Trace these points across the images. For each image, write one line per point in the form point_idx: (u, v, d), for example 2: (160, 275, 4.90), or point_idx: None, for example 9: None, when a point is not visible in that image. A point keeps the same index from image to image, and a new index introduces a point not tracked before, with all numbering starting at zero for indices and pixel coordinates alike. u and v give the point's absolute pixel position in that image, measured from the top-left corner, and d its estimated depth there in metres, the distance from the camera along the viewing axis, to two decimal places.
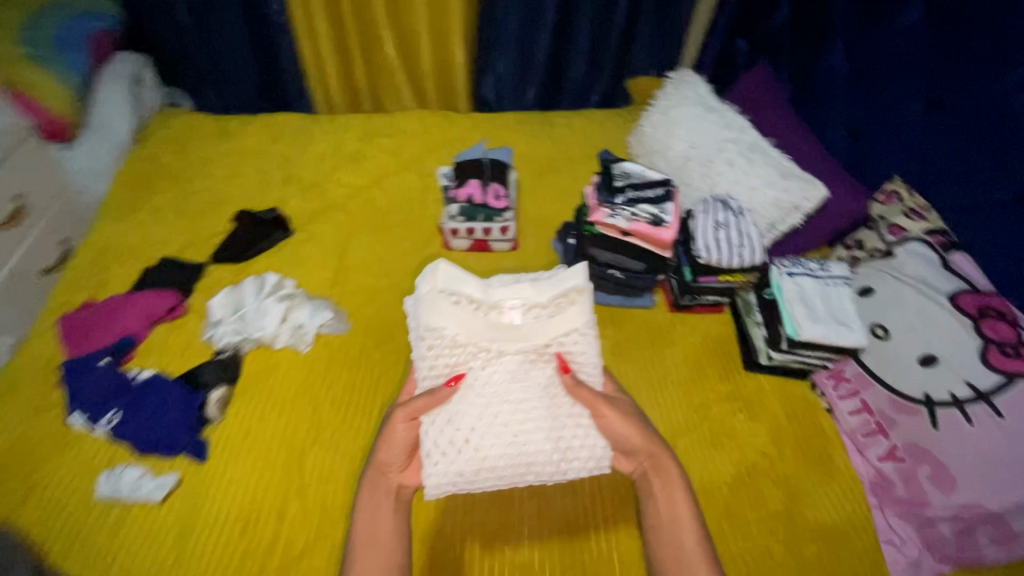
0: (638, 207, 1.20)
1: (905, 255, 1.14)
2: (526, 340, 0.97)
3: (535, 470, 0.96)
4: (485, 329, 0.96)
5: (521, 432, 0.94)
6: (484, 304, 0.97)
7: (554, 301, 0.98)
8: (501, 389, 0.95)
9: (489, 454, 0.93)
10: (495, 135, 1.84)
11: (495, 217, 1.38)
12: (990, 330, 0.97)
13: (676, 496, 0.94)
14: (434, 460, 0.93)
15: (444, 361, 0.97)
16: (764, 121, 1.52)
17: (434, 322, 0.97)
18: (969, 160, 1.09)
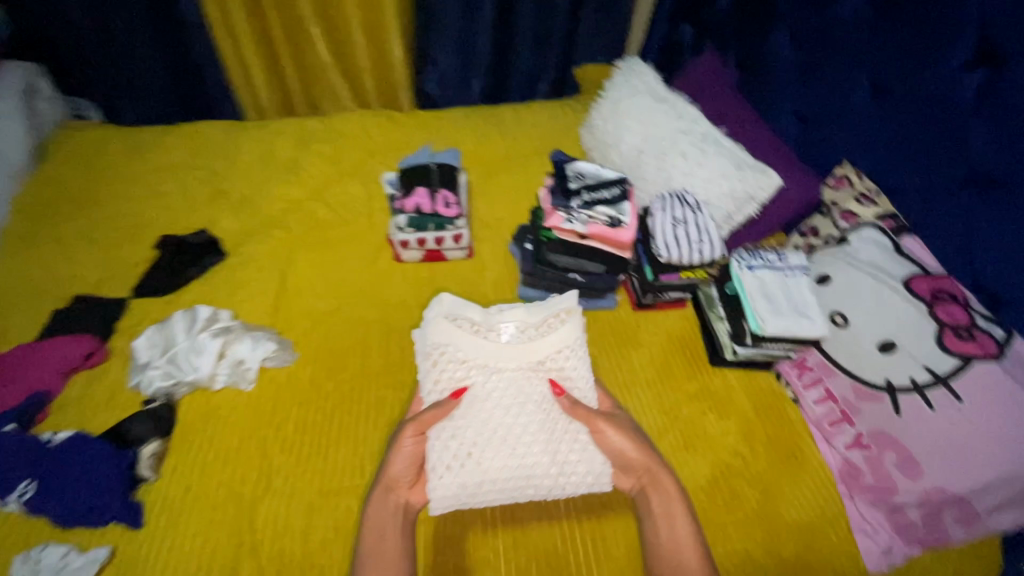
0: (594, 209, 1.14)
1: (859, 241, 1.15)
2: (523, 356, 0.99)
3: (534, 485, 0.94)
4: (484, 347, 0.98)
5: (519, 445, 0.93)
6: (483, 325, 1.02)
7: (549, 319, 1.03)
8: (500, 404, 0.95)
9: (490, 467, 0.92)
10: (441, 135, 1.75)
11: (447, 225, 1.29)
12: (945, 314, 0.98)
13: (676, 511, 0.92)
14: (440, 475, 0.92)
15: (443, 377, 0.98)
16: (716, 110, 1.50)
17: (434, 342, 1.00)
18: (915, 144, 1.10)
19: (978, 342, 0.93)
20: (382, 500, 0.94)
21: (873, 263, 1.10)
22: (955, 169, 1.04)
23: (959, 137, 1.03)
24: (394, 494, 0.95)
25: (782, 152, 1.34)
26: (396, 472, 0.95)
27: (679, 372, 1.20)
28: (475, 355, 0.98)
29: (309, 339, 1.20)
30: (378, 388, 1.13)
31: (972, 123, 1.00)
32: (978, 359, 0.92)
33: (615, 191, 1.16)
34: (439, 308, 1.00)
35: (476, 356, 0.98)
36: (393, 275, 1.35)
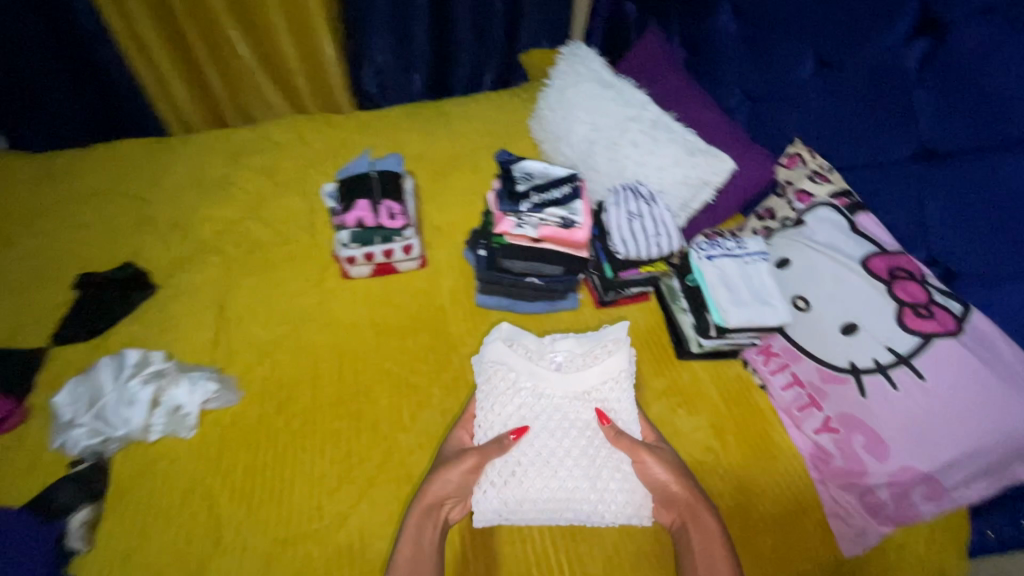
0: (545, 211, 1.06)
1: (815, 221, 1.12)
2: (569, 384, 1.04)
3: (572, 509, 0.95)
4: (533, 372, 1.04)
5: (560, 468, 0.96)
6: (536, 351, 1.07)
7: (598, 349, 1.07)
8: (546, 429, 0.99)
9: (531, 486, 0.95)
10: (385, 136, 1.66)
11: (394, 237, 1.22)
12: (902, 291, 0.97)
13: (713, 539, 0.89)
14: (484, 489, 0.95)
15: (493, 398, 1.02)
16: (664, 93, 1.46)
17: (487, 364, 1.05)
18: (862, 117, 1.08)
19: (937, 318, 0.93)
20: (423, 517, 0.91)
21: (830, 244, 1.08)
22: (904, 143, 1.02)
23: (904, 110, 1.01)
24: (440, 508, 0.93)
25: (737, 132, 1.31)
26: (437, 486, 0.92)
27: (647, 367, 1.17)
28: (525, 378, 1.03)
29: (253, 372, 1.11)
30: (330, 419, 1.06)
31: (917, 95, 0.99)
32: (938, 336, 0.91)
33: (566, 189, 1.09)
34: (496, 332, 1.06)
35: (525, 381, 1.03)
36: (341, 293, 1.27)
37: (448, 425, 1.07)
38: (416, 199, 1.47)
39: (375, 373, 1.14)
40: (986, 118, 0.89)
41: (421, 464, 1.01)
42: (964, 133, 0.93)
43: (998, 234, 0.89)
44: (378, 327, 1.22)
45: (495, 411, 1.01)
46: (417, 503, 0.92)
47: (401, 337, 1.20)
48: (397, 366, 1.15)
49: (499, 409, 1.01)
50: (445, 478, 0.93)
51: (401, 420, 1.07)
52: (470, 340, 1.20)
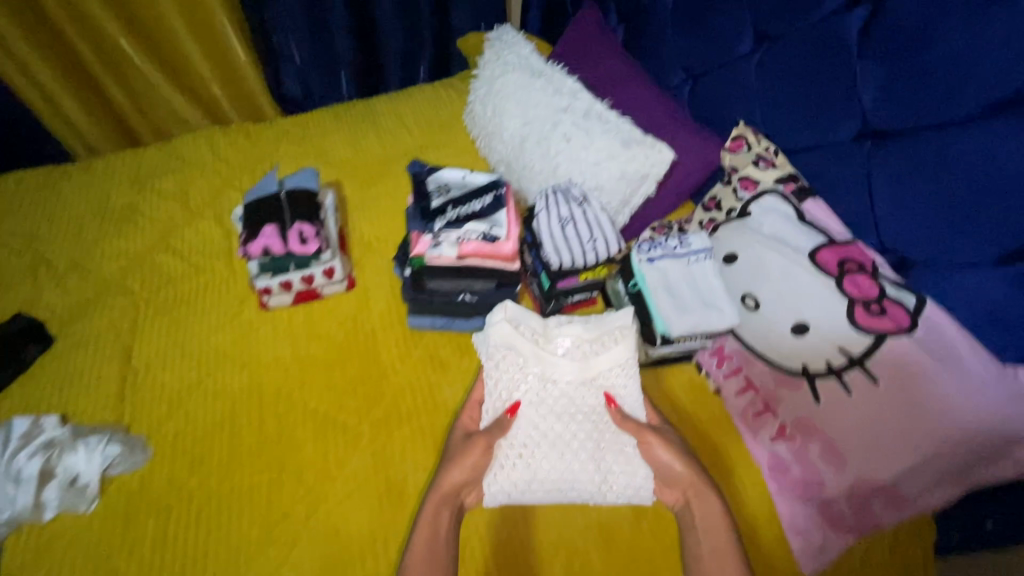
0: (464, 228, 0.96)
1: (760, 211, 1.03)
2: (576, 370, 1.00)
3: (576, 489, 0.94)
4: (541, 358, 1.00)
5: (567, 449, 0.95)
6: (543, 335, 1.03)
7: (606, 334, 1.02)
8: (551, 413, 0.98)
9: (539, 467, 0.94)
10: (310, 144, 1.54)
11: (312, 262, 1.12)
12: (853, 286, 0.89)
13: (719, 511, 0.86)
14: (496, 471, 0.94)
15: (500, 380, 1.00)
16: (597, 78, 1.35)
17: (493, 348, 1.01)
18: (804, 95, 0.99)
19: (890, 316, 0.85)
20: (442, 503, 0.89)
21: (778, 236, 0.99)
22: (848, 123, 0.92)
23: (847, 85, 0.90)
24: (456, 495, 0.91)
25: (679, 114, 1.22)
26: (452, 474, 0.90)
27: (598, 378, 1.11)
28: (533, 363, 1.00)
29: (166, 429, 1.02)
30: (248, 472, 0.98)
31: (859, 66, 0.88)
32: (891, 335, 0.84)
33: (489, 199, 0.99)
34: (502, 314, 1.00)
35: (533, 366, 1.00)
36: (262, 328, 1.16)
37: (378, 468, 0.98)
38: (343, 213, 1.36)
39: (297, 415, 1.05)
40: (934, 90, 0.78)
41: (348, 514, 0.93)
42: (910, 110, 0.82)
43: (953, 219, 0.80)
44: (303, 362, 1.12)
45: (503, 397, 0.99)
46: (433, 494, 0.89)
47: (327, 371, 1.11)
48: (322, 405, 1.06)
49: (506, 393, 0.99)
50: (459, 465, 0.91)
51: (327, 467, 0.98)
52: (402, 368, 1.11)
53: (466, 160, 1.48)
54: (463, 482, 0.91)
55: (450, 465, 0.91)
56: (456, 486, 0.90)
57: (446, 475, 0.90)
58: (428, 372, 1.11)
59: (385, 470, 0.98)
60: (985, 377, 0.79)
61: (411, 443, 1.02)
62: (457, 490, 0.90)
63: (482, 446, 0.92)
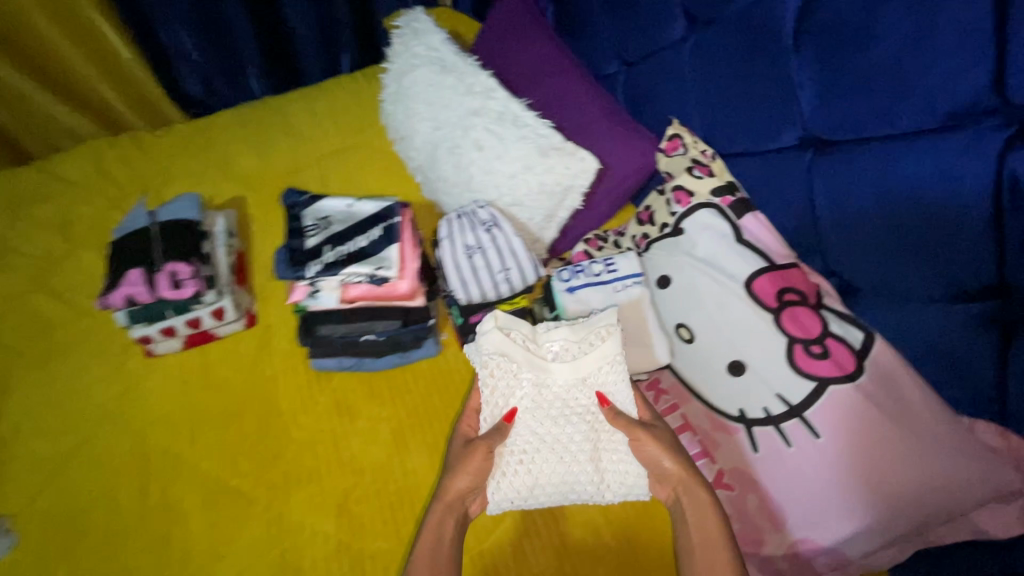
0: (346, 271, 0.81)
1: (694, 229, 0.89)
2: (572, 371, 0.88)
3: (576, 491, 0.86)
4: (535, 362, 0.88)
5: (565, 451, 0.86)
6: (533, 336, 0.90)
7: (594, 333, 0.88)
8: (547, 416, 0.88)
9: (541, 471, 0.86)
10: (211, 153, 1.36)
11: (193, 305, 0.99)
12: (792, 323, 0.77)
13: (706, 504, 0.77)
14: (498, 478, 0.86)
15: (495, 387, 0.88)
16: (522, 64, 1.16)
17: (483, 356, 0.88)
18: (736, 91, 0.84)
19: (832, 358, 0.73)
20: (448, 510, 0.82)
21: (713, 258, 0.86)
22: (789, 128, 0.78)
23: (783, 85, 0.76)
24: (462, 503, 0.83)
25: (612, 109, 1.06)
26: (459, 481, 0.82)
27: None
28: (527, 368, 0.88)
29: (38, 506, 0.92)
30: (128, 554, 0.88)
31: (795, 63, 0.73)
32: (833, 382, 0.73)
33: (378, 233, 0.85)
34: (492, 322, 0.87)
35: (528, 371, 0.88)
36: (151, 377, 1.04)
37: (273, 540, 0.88)
38: (246, 235, 1.22)
39: (183, 479, 0.94)
40: (877, 98, 0.64)
41: None
42: (852, 119, 0.68)
43: (903, 250, 0.68)
44: (194, 417, 1.00)
45: (497, 404, 0.88)
46: (438, 503, 0.81)
47: (220, 428, 0.99)
48: (213, 468, 0.95)
49: (501, 400, 0.88)
50: (463, 472, 0.82)
51: (215, 545, 0.88)
52: (304, 422, 0.99)
53: (387, 163, 1.32)
54: (472, 487, 0.83)
55: (455, 473, 0.82)
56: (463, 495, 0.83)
57: (453, 482, 0.82)
58: (333, 420, 0.99)
59: (283, 542, 0.88)
60: (943, 434, 0.68)
61: (312, 509, 0.91)
62: (464, 497, 0.83)
63: (483, 452, 0.83)
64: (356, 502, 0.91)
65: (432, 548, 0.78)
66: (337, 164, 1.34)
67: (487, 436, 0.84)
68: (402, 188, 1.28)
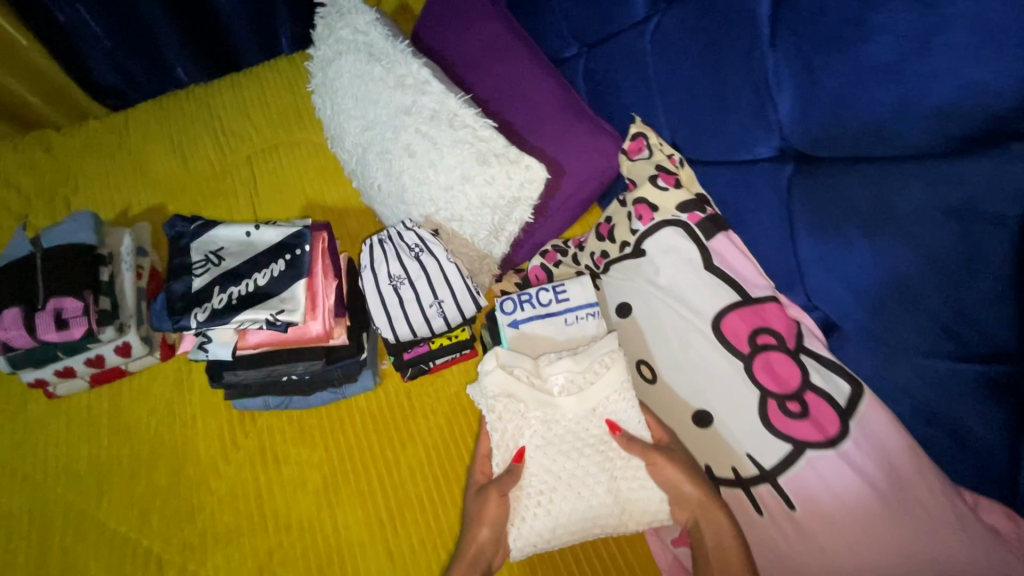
0: (237, 319, 0.71)
1: (658, 252, 0.75)
2: (583, 403, 0.76)
3: (599, 524, 0.72)
4: (543, 400, 0.75)
5: (583, 486, 0.72)
6: (535, 369, 0.78)
7: (598, 360, 0.77)
8: (560, 451, 0.74)
9: (561, 510, 0.72)
10: (126, 155, 1.21)
11: (89, 344, 0.86)
12: (765, 372, 0.65)
13: (726, 530, 0.66)
14: (518, 524, 0.72)
15: (505, 431, 0.76)
16: (466, 45, 0.98)
17: (488, 399, 0.77)
18: (703, 91, 0.69)
19: (812, 417, 0.62)
20: (470, 568, 0.70)
21: (678, 289, 0.73)
22: (764, 139, 0.65)
23: (755, 88, 0.63)
24: (483, 556, 0.71)
25: (569, 101, 0.90)
26: (482, 531, 0.71)
27: (465, 448, 0.90)
28: (535, 408, 0.75)
29: None
30: None
31: (771, 59, 0.60)
32: (811, 446, 0.62)
33: (281, 267, 0.74)
34: (493, 360, 0.76)
35: (538, 411, 0.75)
36: (54, 423, 0.93)
37: None
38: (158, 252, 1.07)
39: (88, 538, 0.84)
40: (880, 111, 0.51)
41: None
42: (840, 135, 0.56)
43: (893, 300, 0.57)
44: (102, 470, 0.89)
45: (508, 446, 0.76)
46: (461, 556, 0.71)
47: (131, 478, 0.89)
48: (122, 524, 0.85)
49: (508, 438, 0.76)
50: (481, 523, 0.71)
51: None
52: (225, 471, 0.89)
53: (325, 164, 1.18)
54: (494, 539, 0.72)
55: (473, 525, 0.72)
56: (489, 546, 0.72)
57: (474, 533, 0.71)
58: (255, 470, 0.89)
59: None
60: (939, 535, 0.56)
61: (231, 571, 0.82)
62: (490, 547, 0.71)
63: (495, 498, 0.72)
64: (279, 565, 0.82)
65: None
66: (268, 164, 1.19)
67: (500, 479, 0.73)
68: (344, 192, 1.14)
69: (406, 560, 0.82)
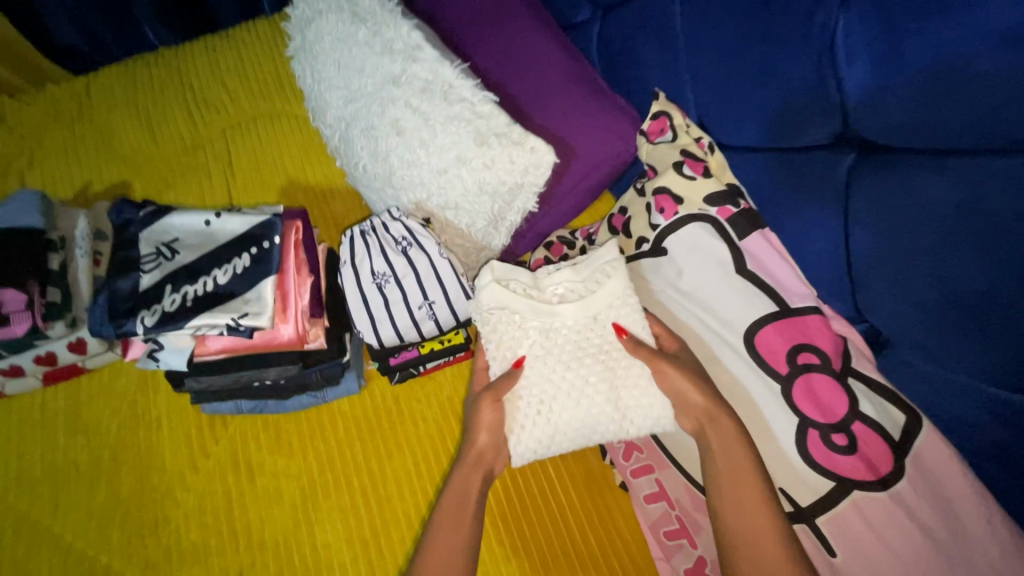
0: (192, 324, 0.64)
1: (681, 249, 0.65)
2: (586, 310, 0.69)
3: (599, 434, 0.67)
4: (542, 309, 0.69)
5: (582, 396, 0.67)
6: (533, 281, 0.71)
7: (601, 269, 0.70)
8: (561, 360, 0.68)
9: (561, 417, 0.67)
10: (87, 124, 1.09)
11: (37, 341, 0.77)
12: (805, 397, 0.56)
13: (735, 443, 0.57)
14: (517, 432, 0.66)
15: (500, 340, 0.69)
16: (464, 7, 0.85)
17: (481, 313, 0.69)
18: (744, 65, 0.59)
19: (860, 453, 0.54)
20: (474, 467, 0.65)
21: (704, 294, 0.64)
22: (818, 122, 0.55)
23: (815, 59, 0.52)
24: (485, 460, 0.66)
25: (582, 74, 0.79)
26: (482, 437, 0.66)
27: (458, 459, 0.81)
28: (532, 317, 0.69)
29: None
30: None
31: (841, 22, 0.49)
32: (858, 485, 0.54)
33: (247, 262, 0.67)
34: (488, 274, 0.69)
35: (535, 320, 0.69)
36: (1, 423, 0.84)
37: None
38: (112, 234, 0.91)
39: (40, 554, 0.76)
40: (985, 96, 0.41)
41: None
42: (922, 121, 0.46)
43: (968, 320, 0.48)
44: (56, 474, 0.80)
45: (505, 356, 0.69)
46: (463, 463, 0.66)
47: (87, 485, 0.80)
48: (78, 539, 0.77)
49: (504, 350, 0.69)
50: (479, 426, 0.66)
51: None
52: (194, 481, 0.80)
53: (307, 138, 1.06)
54: (494, 446, 0.67)
55: (472, 431, 0.66)
56: (490, 450, 0.67)
57: (474, 438, 0.66)
58: (226, 481, 0.80)
59: None
60: None
61: None
62: (491, 453, 0.66)
63: (490, 402, 0.66)
64: None
65: (461, 512, 0.62)
66: (244, 136, 1.07)
67: (496, 384, 0.66)
68: (329, 169, 1.03)
69: None
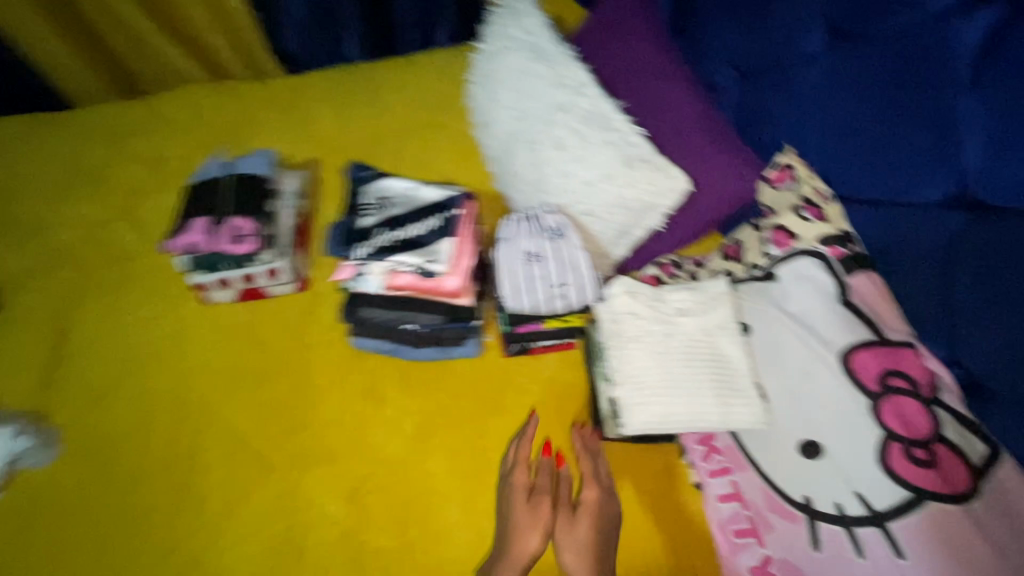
0: (394, 258, 0.84)
1: (789, 278, 0.78)
2: (701, 325, 0.83)
3: (703, 422, 0.78)
4: (662, 318, 0.85)
5: (690, 388, 0.80)
6: (657, 296, 0.87)
7: (715, 298, 0.84)
8: (675, 358, 0.82)
9: (675, 403, 0.79)
10: (294, 112, 1.37)
11: (247, 263, 1.00)
12: (892, 414, 0.64)
13: None
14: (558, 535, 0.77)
15: (626, 336, 0.84)
16: (620, 57, 1.02)
17: (613, 316, 0.86)
18: (871, 133, 0.71)
19: (939, 469, 0.61)
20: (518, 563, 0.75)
21: (806, 316, 0.74)
22: (935, 183, 0.65)
23: (939, 130, 0.64)
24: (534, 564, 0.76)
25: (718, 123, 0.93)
26: (534, 540, 0.77)
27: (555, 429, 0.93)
28: (655, 322, 0.85)
29: (81, 419, 0.97)
30: (155, 488, 0.91)
31: (963, 104, 0.61)
32: (934, 497, 0.60)
33: (434, 224, 0.88)
34: (620, 286, 0.87)
35: (658, 325, 0.84)
36: (200, 325, 1.06)
37: (284, 509, 0.88)
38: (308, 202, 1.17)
39: (214, 427, 0.96)
40: None
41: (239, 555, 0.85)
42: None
43: None
44: (232, 372, 1.01)
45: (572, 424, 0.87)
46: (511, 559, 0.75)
47: (253, 386, 0.99)
48: (241, 423, 0.96)
49: (628, 347, 0.83)
50: (534, 527, 0.78)
51: (228, 501, 0.89)
52: (335, 398, 0.97)
53: (462, 147, 1.28)
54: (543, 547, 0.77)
55: (526, 529, 0.77)
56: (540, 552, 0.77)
57: (527, 540, 0.77)
58: (361, 404, 0.96)
59: (292, 513, 0.88)
60: None
61: (327, 482, 0.90)
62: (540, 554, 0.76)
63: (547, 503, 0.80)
64: (368, 492, 0.89)
65: None
66: (412, 137, 1.31)
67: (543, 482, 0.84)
68: (477, 174, 1.24)
69: (483, 517, 0.86)
